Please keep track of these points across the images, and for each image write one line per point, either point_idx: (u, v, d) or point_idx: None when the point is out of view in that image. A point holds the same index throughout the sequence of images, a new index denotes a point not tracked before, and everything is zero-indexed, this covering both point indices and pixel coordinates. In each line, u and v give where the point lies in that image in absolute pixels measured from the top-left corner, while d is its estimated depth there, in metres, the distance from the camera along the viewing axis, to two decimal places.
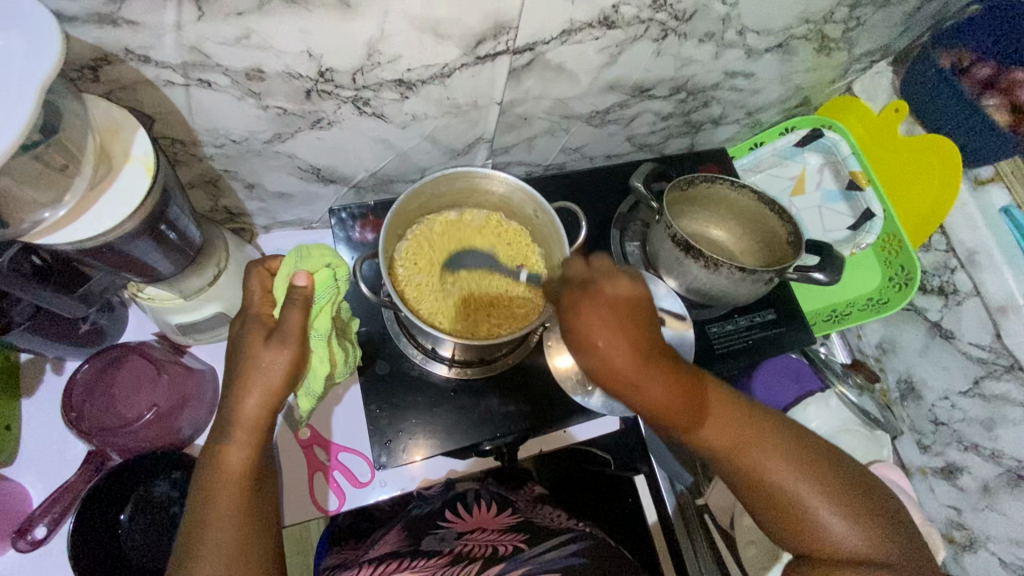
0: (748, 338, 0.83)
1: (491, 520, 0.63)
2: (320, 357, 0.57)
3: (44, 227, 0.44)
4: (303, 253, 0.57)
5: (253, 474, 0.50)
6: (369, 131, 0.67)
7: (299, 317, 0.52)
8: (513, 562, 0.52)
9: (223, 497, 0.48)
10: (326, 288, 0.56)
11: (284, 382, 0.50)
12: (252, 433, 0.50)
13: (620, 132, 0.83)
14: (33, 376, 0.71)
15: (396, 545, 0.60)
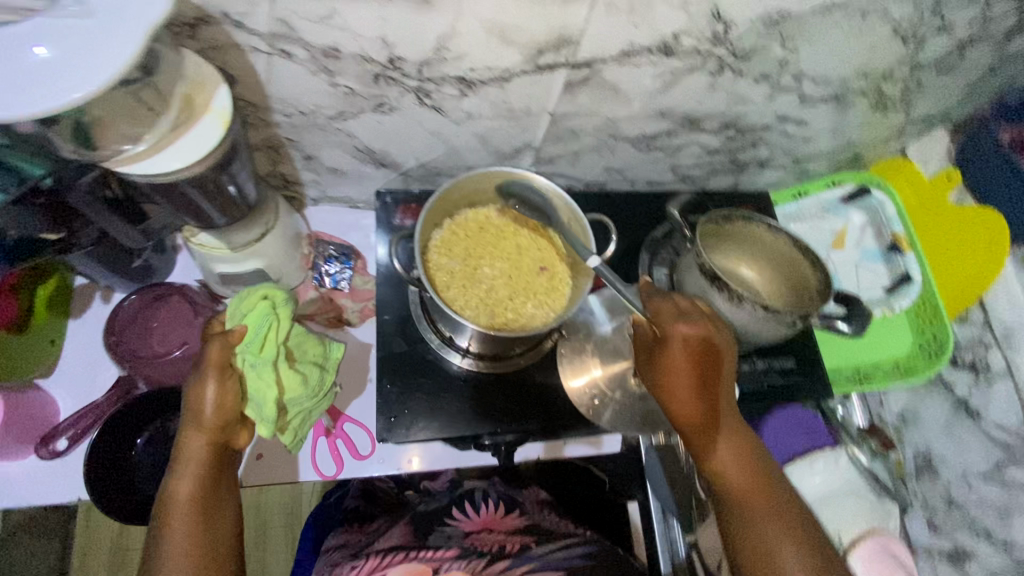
0: (763, 382, 0.82)
1: (497, 520, 0.74)
2: (265, 384, 0.59)
3: (123, 158, 0.49)
4: (243, 298, 0.64)
5: (202, 500, 0.55)
6: (426, 122, 0.71)
7: (215, 354, 0.57)
8: (522, 560, 0.65)
9: (173, 519, 0.54)
10: (262, 319, 0.61)
11: (215, 415, 0.56)
12: (198, 466, 0.55)
13: (665, 160, 0.85)
14: (83, 299, 0.76)
15: (405, 537, 0.69)
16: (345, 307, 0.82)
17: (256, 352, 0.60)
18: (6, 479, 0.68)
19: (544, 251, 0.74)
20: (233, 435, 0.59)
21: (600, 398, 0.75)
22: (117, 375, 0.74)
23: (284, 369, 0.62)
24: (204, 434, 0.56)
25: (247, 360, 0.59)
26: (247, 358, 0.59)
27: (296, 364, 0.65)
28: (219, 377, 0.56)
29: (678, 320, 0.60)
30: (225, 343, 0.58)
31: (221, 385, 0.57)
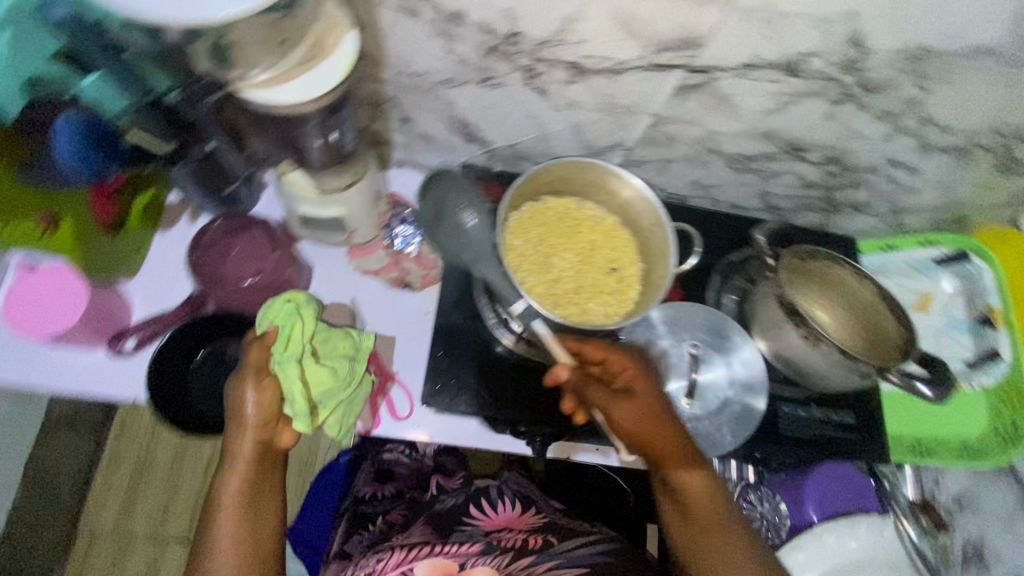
0: (818, 431, 0.78)
1: (514, 519, 0.75)
2: (294, 379, 0.60)
3: (250, 84, 0.52)
4: (269, 304, 0.66)
5: (247, 500, 0.58)
6: (527, 104, 0.71)
7: (256, 354, 0.61)
8: (544, 557, 0.66)
9: (220, 519, 0.56)
10: (288, 318, 0.63)
11: (255, 416, 0.58)
12: (243, 468, 0.58)
13: (757, 184, 0.82)
14: (171, 216, 0.80)
15: (427, 534, 0.71)
16: (410, 271, 0.83)
17: (283, 348, 0.62)
18: (74, 366, 0.72)
19: (618, 253, 0.72)
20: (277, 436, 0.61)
21: None
22: (189, 291, 0.77)
23: (311, 365, 0.62)
24: (249, 435, 0.58)
25: (274, 359, 0.61)
26: (276, 357, 0.61)
27: (325, 359, 0.65)
28: (255, 381, 0.59)
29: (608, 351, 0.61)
30: (262, 346, 0.61)
31: (259, 388, 0.59)
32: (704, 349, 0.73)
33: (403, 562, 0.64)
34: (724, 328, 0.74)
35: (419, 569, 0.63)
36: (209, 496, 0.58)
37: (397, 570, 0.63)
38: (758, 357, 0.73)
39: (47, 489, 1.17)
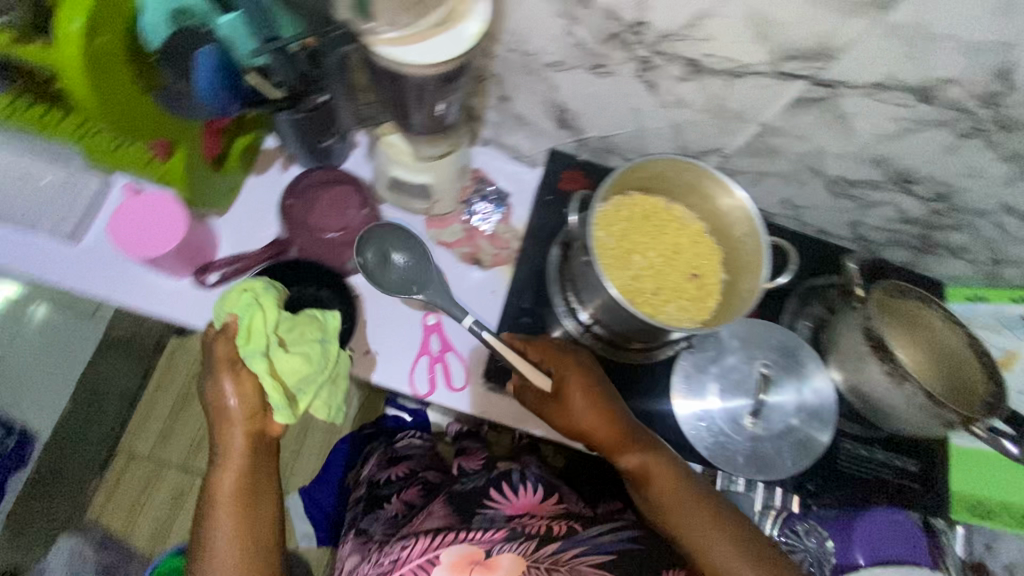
0: (877, 474, 0.76)
1: (536, 506, 0.75)
2: (263, 371, 0.62)
3: (381, 40, 0.52)
4: (225, 296, 0.66)
5: (240, 494, 0.62)
6: (632, 97, 0.70)
7: (224, 347, 0.64)
8: (569, 543, 0.66)
9: (218, 514, 0.62)
10: (246, 309, 0.64)
11: (240, 411, 0.63)
12: (236, 459, 0.63)
13: (852, 212, 0.80)
14: (264, 162, 0.82)
15: (447, 520, 0.72)
16: (483, 248, 0.84)
17: (246, 341, 0.63)
18: (161, 291, 0.76)
19: (702, 260, 0.71)
20: (267, 425, 0.65)
21: (705, 422, 0.70)
22: (274, 236, 0.79)
23: (279, 355, 0.63)
24: (238, 427, 0.63)
25: (242, 352, 0.63)
26: (242, 349, 0.63)
27: (295, 346, 0.65)
28: (230, 372, 0.63)
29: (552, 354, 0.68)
30: (227, 338, 0.64)
31: (237, 379, 0.63)
32: (775, 370, 0.71)
33: (428, 549, 0.65)
34: (797, 353, 0.72)
35: (445, 557, 0.64)
36: (206, 493, 0.63)
37: (423, 558, 0.64)
38: (831, 389, 0.71)
39: (94, 404, 1.32)
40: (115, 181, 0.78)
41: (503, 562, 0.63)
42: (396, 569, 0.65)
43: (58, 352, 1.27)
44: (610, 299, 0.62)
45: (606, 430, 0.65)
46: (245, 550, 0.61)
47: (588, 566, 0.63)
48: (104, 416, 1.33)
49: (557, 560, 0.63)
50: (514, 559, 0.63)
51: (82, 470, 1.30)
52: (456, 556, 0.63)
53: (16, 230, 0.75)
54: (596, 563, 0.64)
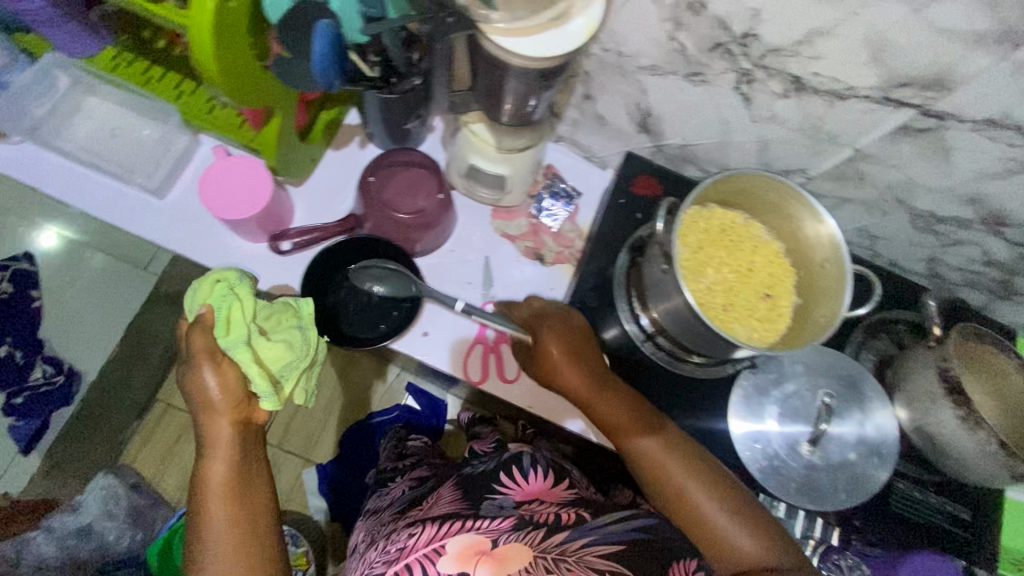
0: (930, 518, 0.74)
1: (546, 492, 0.69)
2: (247, 362, 0.60)
3: (498, 30, 0.53)
4: (198, 288, 0.64)
5: (234, 484, 0.60)
6: (724, 108, 0.69)
7: (200, 339, 0.59)
8: (576, 532, 0.59)
9: (212, 506, 0.60)
10: (221, 299, 0.62)
11: (222, 399, 0.59)
12: (224, 449, 0.60)
13: (932, 249, 0.77)
14: (344, 137, 0.84)
15: (455, 506, 0.65)
16: (546, 244, 0.85)
17: (225, 334, 0.61)
18: (236, 252, 0.78)
19: (774, 280, 0.70)
20: (253, 412, 0.63)
21: (761, 443, 0.69)
22: (348, 211, 0.81)
23: (261, 343, 0.62)
24: (223, 418, 0.60)
25: (221, 345, 0.60)
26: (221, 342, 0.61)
27: (274, 334, 0.65)
28: (212, 362, 0.59)
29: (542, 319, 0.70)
30: (203, 330, 0.60)
31: (217, 370, 0.59)
32: (838, 401, 0.70)
33: (435, 538, 0.58)
34: (861, 384, 0.71)
35: (451, 547, 0.56)
36: (196, 484, 0.61)
37: (428, 547, 0.57)
38: (895, 427, 0.70)
39: (140, 351, 1.37)
40: (202, 139, 0.80)
41: (512, 553, 0.55)
42: (402, 558, 0.56)
43: (117, 300, 1.38)
44: (684, 310, 0.62)
45: (594, 393, 0.66)
46: (244, 537, 0.60)
47: (596, 556, 0.56)
48: (148, 364, 1.36)
49: (564, 551, 0.56)
50: (524, 549, 0.56)
51: (123, 413, 1.34)
52: (462, 546, 0.56)
53: (108, 180, 0.78)
54: (604, 554, 0.57)
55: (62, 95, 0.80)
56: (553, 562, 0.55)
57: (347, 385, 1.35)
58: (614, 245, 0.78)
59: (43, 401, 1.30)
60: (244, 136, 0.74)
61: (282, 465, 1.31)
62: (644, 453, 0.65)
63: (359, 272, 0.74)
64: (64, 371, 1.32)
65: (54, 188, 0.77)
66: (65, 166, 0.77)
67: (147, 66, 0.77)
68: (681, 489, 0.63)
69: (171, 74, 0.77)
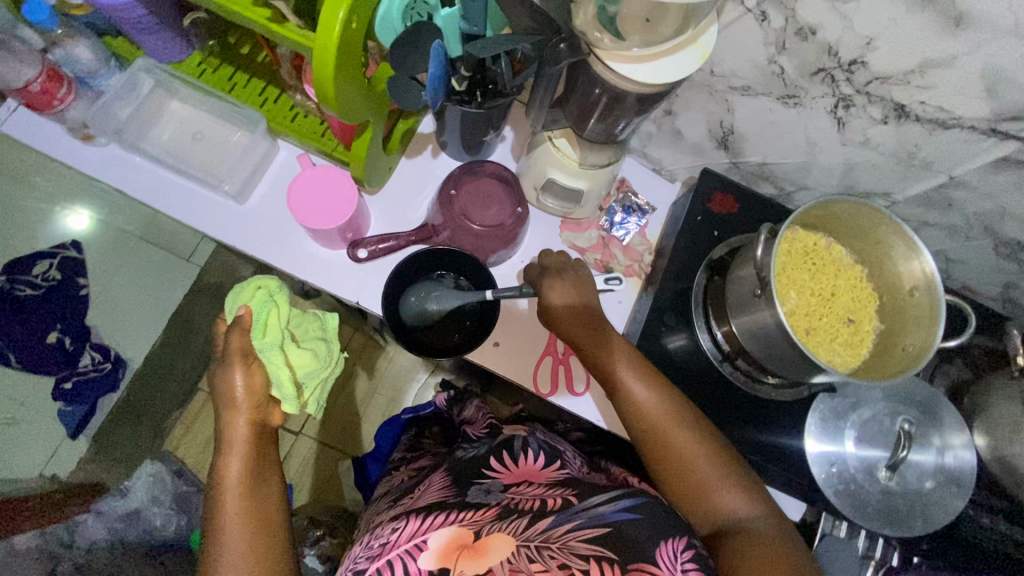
0: (997, 544, 0.74)
1: (537, 474, 0.65)
2: (279, 366, 0.62)
3: (617, 53, 0.53)
4: (239, 290, 0.66)
5: (249, 478, 0.59)
6: (814, 130, 0.68)
7: (235, 339, 0.61)
8: (562, 517, 0.54)
9: (229, 501, 0.58)
10: (262, 304, 0.64)
11: (246, 399, 0.61)
12: (242, 445, 0.60)
13: (1010, 276, 0.77)
14: (418, 145, 0.84)
15: (443, 495, 0.62)
16: (615, 257, 0.85)
17: (261, 336, 0.62)
18: (313, 257, 0.79)
19: (857, 304, 0.70)
20: (268, 414, 0.63)
21: (837, 466, 0.71)
22: (421, 220, 0.82)
23: (293, 348, 0.64)
24: (243, 416, 0.60)
25: (255, 346, 0.62)
26: (256, 344, 0.62)
27: (303, 343, 0.67)
28: (242, 364, 0.60)
29: (546, 275, 0.73)
30: (242, 331, 0.62)
31: (248, 371, 0.61)
32: (917, 427, 0.71)
33: (418, 532, 0.54)
34: (938, 412, 0.71)
35: (433, 542, 0.52)
36: (211, 482, 0.60)
37: (410, 543, 0.53)
38: (974, 458, 0.69)
39: (183, 339, 1.35)
40: (279, 144, 0.80)
41: (495, 544, 0.51)
42: (383, 555, 0.53)
43: (160, 290, 1.37)
44: (774, 334, 0.62)
45: (590, 336, 0.69)
46: (256, 528, 0.57)
47: (581, 542, 0.51)
48: (190, 354, 1.35)
49: (548, 538, 0.52)
50: (506, 541, 0.51)
51: (165, 400, 1.33)
52: (443, 540, 0.52)
53: (189, 184, 0.78)
54: (591, 538, 0.51)
55: (146, 98, 0.80)
56: (537, 551, 0.50)
57: (386, 378, 1.34)
58: (689, 262, 0.78)
59: (89, 385, 1.30)
60: (326, 144, 0.76)
61: (320, 457, 1.30)
62: (633, 402, 0.66)
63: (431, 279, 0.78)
64: (111, 357, 1.31)
65: (136, 190, 0.77)
66: (146, 168, 0.78)
67: (231, 72, 0.78)
68: (666, 441, 0.64)
69: (255, 79, 0.78)
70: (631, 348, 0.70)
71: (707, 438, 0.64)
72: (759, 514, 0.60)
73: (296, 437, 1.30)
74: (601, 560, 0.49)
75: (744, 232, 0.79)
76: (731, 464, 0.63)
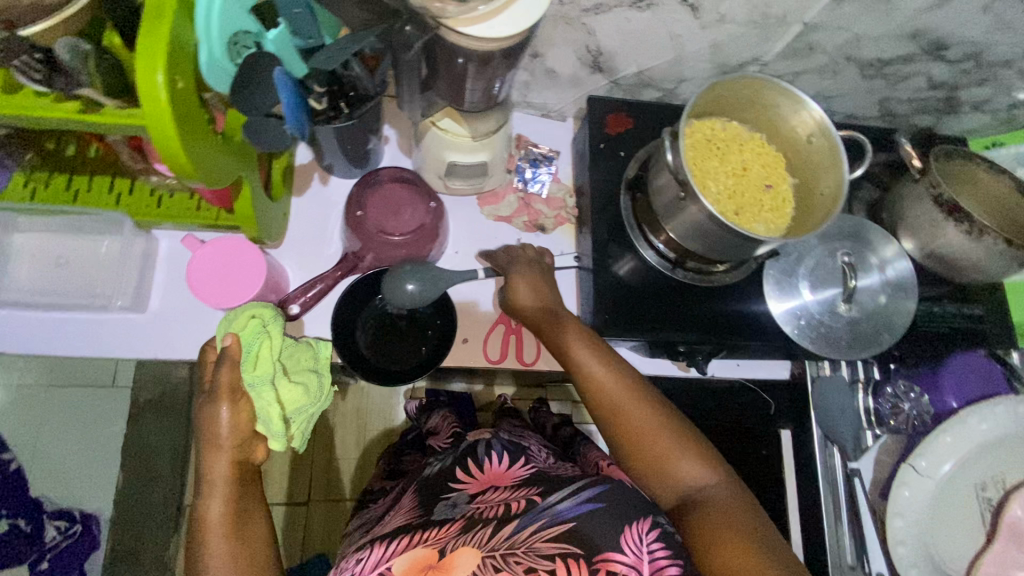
0: (952, 325, 0.81)
1: (503, 476, 0.63)
2: (266, 402, 0.57)
3: (467, 18, 0.51)
4: (233, 317, 0.60)
5: (234, 516, 0.56)
6: (672, 24, 0.69)
7: (227, 374, 0.57)
8: (528, 518, 0.54)
9: (211, 543, 0.54)
10: (254, 335, 0.58)
11: (231, 435, 0.56)
12: (224, 486, 0.56)
13: (882, 91, 0.83)
14: (303, 180, 0.79)
15: (409, 516, 0.62)
16: (541, 212, 0.85)
17: (252, 369, 0.57)
18: None
19: (770, 168, 0.73)
20: (251, 451, 0.59)
21: (803, 318, 0.75)
22: (341, 252, 0.78)
23: (285, 383, 0.59)
24: (224, 454, 0.56)
25: (244, 380, 0.57)
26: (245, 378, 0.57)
27: (295, 375, 0.62)
28: (231, 399, 0.56)
29: (512, 266, 0.74)
30: (231, 363, 0.57)
31: (235, 405, 0.57)
32: (854, 258, 0.77)
33: (383, 560, 0.54)
34: (865, 233, 0.78)
35: (396, 566, 0.53)
36: (192, 524, 0.56)
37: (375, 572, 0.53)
38: (909, 264, 0.77)
39: (144, 467, 1.24)
40: (157, 235, 0.74)
41: (460, 559, 0.52)
42: None
43: (97, 431, 1.24)
44: (707, 226, 0.64)
45: (544, 317, 0.70)
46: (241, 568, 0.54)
47: (545, 542, 0.51)
48: (162, 478, 1.24)
49: (513, 543, 0.52)
50: (471, 553, 0.52)
51: (154, 536, 1.22)
52: (407, 563, 0.52)
53: (74, 314, 0.70)
54: (556, 535, 0.52)
55: None
56: (502, 558, 0.50)
57: (369, 414, 1.29)
58: (611, 189, 0.78)
59: (68, 554, 1.18)
60: (207, 216, 0.69)
61: (337, 516, 1.25)
62: (591, 379, 0.65)
63: (392, 273, 0.71)
64: (76, 518, 1.19)
65: (19, 344, 0.68)
66: (16, 317, 0.69)
67: (68, 179, 0.67)
68: (627, 417, 0.62)
69: (98, 177, 0.68)
70: (587, 327, 0.70)
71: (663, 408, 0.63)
72: (718, 484, 0.59)
73: (308, 507, 1.25)
74: (567, 558, 0.50)
75: (646, 142, 0.80)
76: (691, 433, 0.62)
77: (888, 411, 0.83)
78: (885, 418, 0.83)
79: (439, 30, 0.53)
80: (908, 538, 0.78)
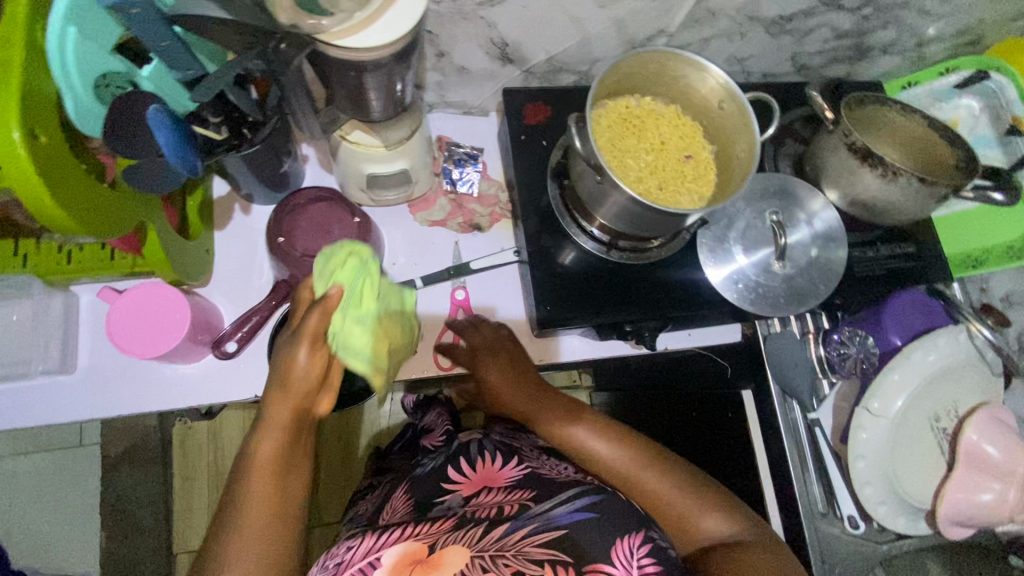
0: (886, 266, 0.81)
1: (497, 476, 0.63)
2: (367, 337, 0.56)
3: (336, 30, 0.49)
4: (327, 257, 0.59)
5: (280, 463, 0.54)
6: (569, 7, 0.68)
7: (315, 319, 0.53)
8: (519, 522, 0.54)
9: (254, 482, 0.53)
10: (356, 272, 0.57)
11: (303, 381, 0.54)
12: (279, 431, 0.54)
13: (791, 47, 0.84)
14: (224, 213, 0.77)
15: (403, 514, 0.61)
16: (475, 212, 0.84)
17: (357, 305, 0.56)
18: (182, 376, 0.71)
19: (688, 139, 0.74)
20: (315, 403, 0.56)
21: (741, 281, 0.76)
22: (271, 282, 0.76)
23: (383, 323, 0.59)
24: (288, 399, 0.54)
25: (351, 315, 0.56)
26: (348, 312, 0.56)
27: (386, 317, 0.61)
28: (312, 343, 0.53)
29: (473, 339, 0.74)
30: (324, 309, 0.53)
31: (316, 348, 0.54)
32: (784, 214, 0.78)
33: (373, 549, 0.52)
34: (792, 187, 0.79)
35: (386, 558, 0.51)
36: (240, 458, 0.54)
37: (365, 560, 0.51)
38: (835, 214, 0.79)
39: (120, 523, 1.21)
40: (76, 290, 0.71)
41: (449, 557, 0.50)
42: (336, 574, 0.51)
43: (65, 494, 1.20)
44: (629, 206, 0.64)
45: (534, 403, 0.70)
46: (274, 512, 0.52)
47: (534, 547, 0.51)
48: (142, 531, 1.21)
49: (502, 546, 0.51)
50: (461, 551, 0.51)
51: None
52: (397, 555, 0.51)
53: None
54: (547, 541, 0.51)
55: None
56: (492, 560, 0.50)
57: (350, 434, 1.26)
58: (538, 180, 0.78)
59: None
60: (120, 265, 0.66)
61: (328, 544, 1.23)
62: (595, 459, 0.65)
63: None
64: None
65: None
66: None
67: None
68: (641, 486, 0.63)
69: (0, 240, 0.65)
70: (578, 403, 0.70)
71: (662, 456, 0.66)
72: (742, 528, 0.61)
73: None
74: (557, 565, 0.49)
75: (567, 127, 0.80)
76: (703, 485, 0.64)
77: (837, 358, 0.85)
78: (836, 365, 0.85)
79: (314, 45, 0.51)
80: (871, 479, 0.80)
